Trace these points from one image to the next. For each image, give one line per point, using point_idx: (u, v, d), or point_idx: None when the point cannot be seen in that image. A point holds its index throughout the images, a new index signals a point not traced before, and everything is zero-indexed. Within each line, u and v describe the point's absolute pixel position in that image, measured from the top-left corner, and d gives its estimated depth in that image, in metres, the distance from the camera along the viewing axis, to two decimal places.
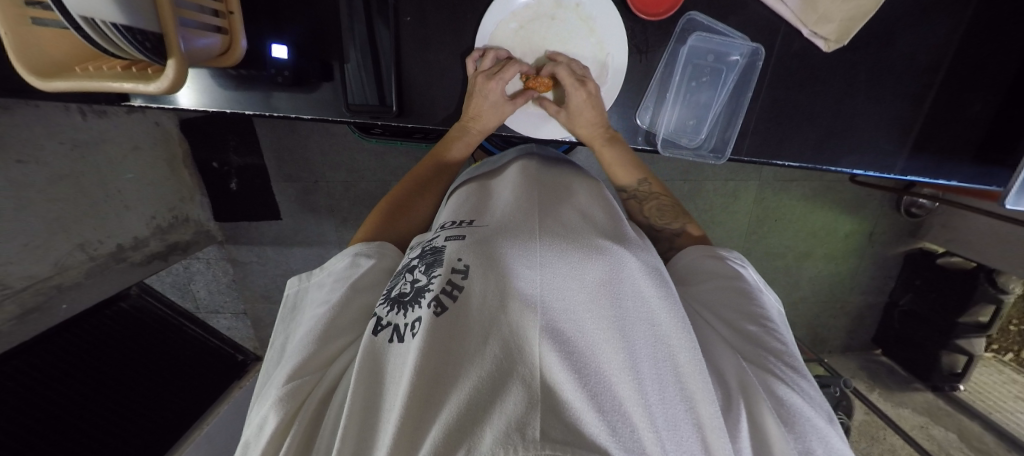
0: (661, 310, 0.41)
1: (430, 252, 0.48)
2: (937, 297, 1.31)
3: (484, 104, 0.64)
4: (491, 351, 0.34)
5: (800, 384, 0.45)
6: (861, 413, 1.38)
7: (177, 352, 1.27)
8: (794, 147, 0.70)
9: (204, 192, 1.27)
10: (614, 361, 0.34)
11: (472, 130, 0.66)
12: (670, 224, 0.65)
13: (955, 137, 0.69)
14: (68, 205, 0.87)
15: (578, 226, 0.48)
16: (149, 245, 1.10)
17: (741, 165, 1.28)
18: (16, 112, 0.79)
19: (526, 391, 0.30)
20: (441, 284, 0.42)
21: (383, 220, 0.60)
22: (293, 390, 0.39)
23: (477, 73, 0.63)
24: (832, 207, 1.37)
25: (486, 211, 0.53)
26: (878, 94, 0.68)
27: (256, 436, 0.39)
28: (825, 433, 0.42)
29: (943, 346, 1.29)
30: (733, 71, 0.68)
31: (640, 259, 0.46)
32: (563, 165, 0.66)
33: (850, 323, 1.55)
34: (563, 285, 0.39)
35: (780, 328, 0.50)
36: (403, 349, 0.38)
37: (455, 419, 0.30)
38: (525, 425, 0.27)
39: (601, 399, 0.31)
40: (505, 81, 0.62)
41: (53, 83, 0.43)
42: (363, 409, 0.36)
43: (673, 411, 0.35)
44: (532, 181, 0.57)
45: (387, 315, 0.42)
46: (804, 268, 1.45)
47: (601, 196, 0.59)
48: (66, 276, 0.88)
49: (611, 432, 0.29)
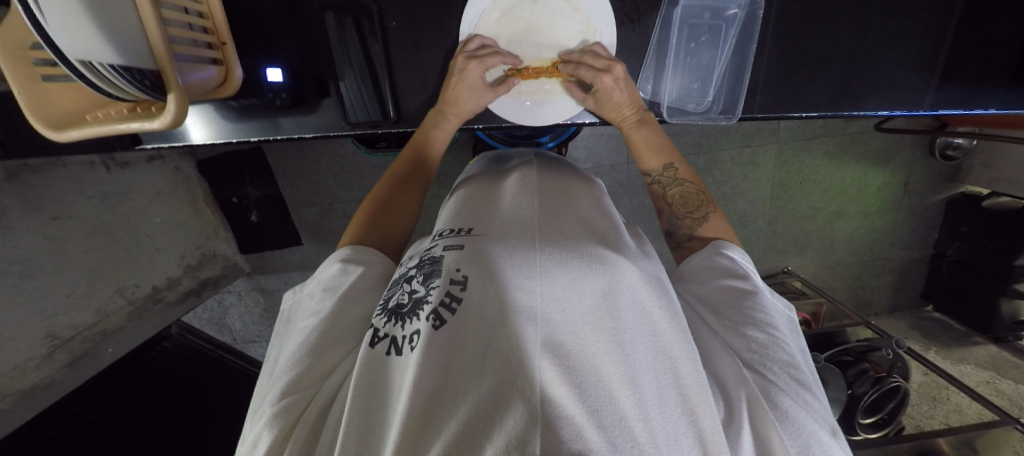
0: (662, 320, 0.38)
1: (427, 262, 0.45)
2: (988, 243, 1.22)
3: (461, 86, 0.63)
4: (490, 365, 0.32)
5: (805, 397, 0.41)
6: (918, 374, 1.30)
7: (216, 383, 1.32)
8: (810, 97, 0.67)
9: (228, 227, 1.32)
10: (614, 374, 0.32)
11: (449, 115, 0.65)
12: (692, 212, 0.59)
13: (990, 59, 0.63)
14: (101, 254, 0.90)
15: (575, 233, 0.45)
16: (182, 284, 1.13)
17: (756, 129, 1.23)
18: (44, 173, 0.84)
19: (526, 406, 0.28)
20: (440, 296, 0.39)
21: (369, 218, 0.59)
22: (284, 410, 0.38)
23: (458, 55, 0.63)
24: (862, 161, 1.30)
25: (484, 217, 0.50)
26: (894, 27, 0.64)
27: (249, 453, 0.38)
28: (829, 447, 0.39)
29: (1001, 293, 1.19)
30: (733, 26, 0.66)
31: (641, 269, 0.42)
32: (562, 170, 0.61)
33: (895, 281, 1.47)
34: (562, 294, 0.36)
35: (785, 334, 0.45)
36: (403, 362, 0.36)
37: (455, 436, 0.28)
38: (525, 444, 0.26)
39: (601, 413, 0.29)
40: (484, 60, 0.62)
41: (66, 133, 0.45)
42: (361, 425, 0.33)
43: (677, 424, 0.32)
44: (531, 188, 0.53)
45: (384, 326, 0.40)
46: (837, 228, 1.39)
47: (597, 200, 0.55)
48: (109, 323, 0.91)
49: (611, 450, 0.27)
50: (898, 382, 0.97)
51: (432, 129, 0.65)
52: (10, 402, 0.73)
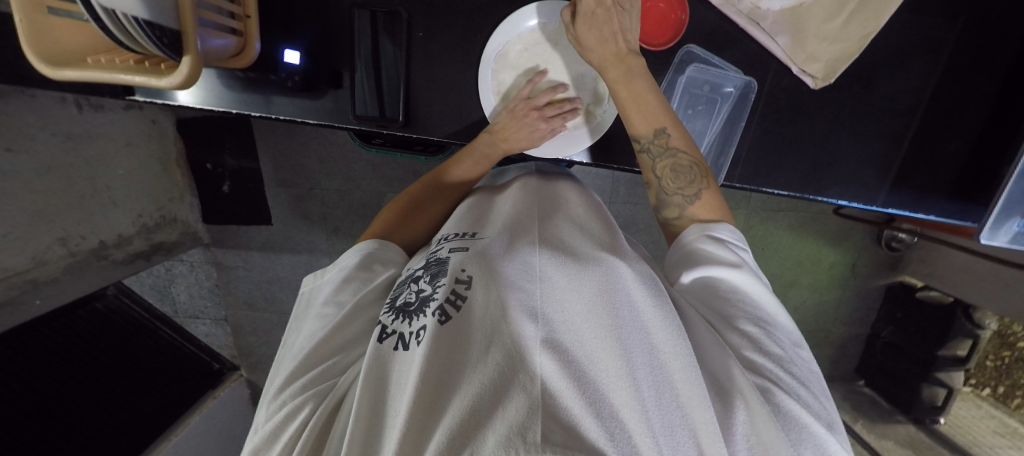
0: (654, 314, 0.37)
1: (434, 262, 0.46)
2: (917, 331, 1.34)
3: (519, 127, 0.66)
4: (492, 359, 0.31)
5: (798, 392, 0.41)
6: (845, 444, 1.38)
7: (148, 358, 1.22)
8: (783, 177, 0.74)
9: (195, 193, 1.25)
10: (612, 366, 0.30)
11: (500, 148, 0.68)
12: (681, 187, 0.61)
13: (935, 174, 0.73)
14: (51, 198, 0.84)
15: (576, 240, 0.46)
16: (133, 244, 1.06)
17: (731, 192, 1.32)
18: (12, 102, 0.78)
19: (527, 397, 0.27)
20: (445, 293, 0.39)
21: (399, 218, 0.63)
22: (308, 399, 0.36)
23: (529, 106, 0.66)
24: (818, 238, 1.41)
25: (488, 225, 0.51)
26: (863, 128, 0.72)
27: (266, 446, 0.36)
28: (824, 440, 0.38)
29: (923, 379, 1.32)
30: (727, 102, 0.72)
31: (636, 269, 0.42)
32: (560, 180, 0.65)
33: (833, 354, 1.57)
34: (563, 297, 0.37)
35: (777, 331, 0.46)
36: (409, 356, 0.35)
37: (456, 425, 0.27)
38: (525, 429, 0.24)
39: (600, 404, 0.28)
40: (552, 123, 0.68)
41: (62, 72, 0.42)
42: (368, 415, 0.32)
43: (672, 416, 0.30)
44: (532, 198, 0.56)
45: (392, 323, 0.40)
46: (790, 296, 1.48)
47: (597, 211, 0.57)
48: (43, 271, 0.84)
49: (609, 438, 0.25)
50: None
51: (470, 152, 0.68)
52: None
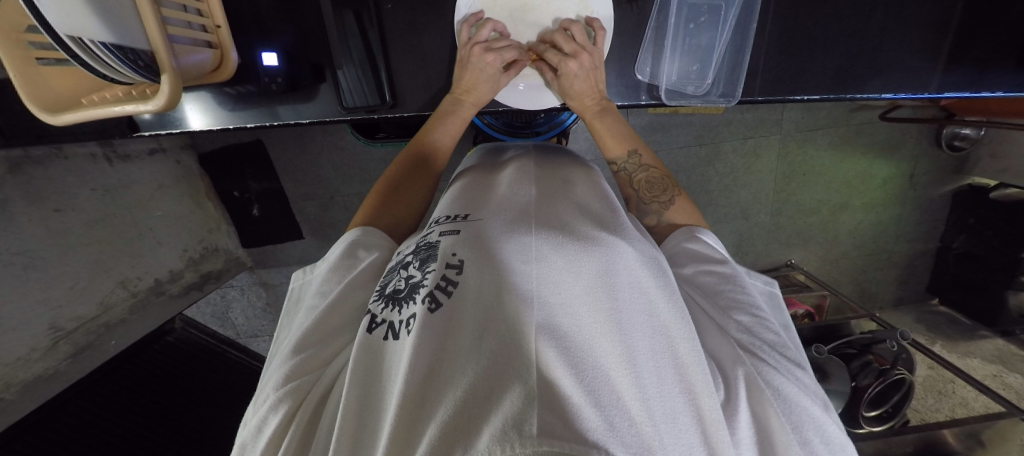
0: (660, 299, 0.38)
1: (423, 248, 0.45)
2: (995, 235, 1.20)
3: (479, 77, 0.63)
4: (487, 347, 0.31)
5: (795, 373, 0.42)
6: (924, 367, 1.29)
7: (223, 378, 1.33)
8: (812, 80, 0.67)
9: (229, 221, 1.32)
10: (613, 352, 0.31)
11: (466, 104, 0.65)
12: (658, 197, 0.59)
13: (998, 41, 0.62)
14: (105, 246, 0.90)
15: (571, 217, 0.44)
16: (184, 277, 1.13)
17: (759, 121, 1.22)
18: (47, 164, 0.84)
19: (524, 388, 0.27)
20: (435, 280, 0.39)
21: (375, 208, 0.58)
22: (289, 393, 0.37)
23: (473, 44, 0.62)
24: (867, 152, 1.28)
25: (480, 205, 0.49)
26: (900, 6, 0.63)
27: (254, 437, 0.37)
28: (822, 421, 0.40)
29: (1008, 286, 1.19)
30: (733, 7, 0.65)
31: (637, 249, 0.41)
32: (561, 159, 0.62)
33: (900, 275, 1.45)
34: (559, 277, 0.36)
35: (771, 316, 0.47)
36: (399, 345, 0.35)
37: (452, 415, 0.27)
38: (523, 421, 0.24)
39: (599, 393, 0.28)
40: (502, 53, 0.61)
41: (62, 116, 0.46)
42: (358, 410, 0.32)
43: (672, 403, 0.31)
44: (527, 175, 0.53)
45: (382, 312, 0.39)
46: (841, 221, 1.37)
47: (595, 185, 0.54)
48: (111, 314, 0.91)
49: (610, 427, 0.25)
50: (903, 374, 0.95)
51: (447, 118, 0.64)
52: (13, 392, 0.73)
